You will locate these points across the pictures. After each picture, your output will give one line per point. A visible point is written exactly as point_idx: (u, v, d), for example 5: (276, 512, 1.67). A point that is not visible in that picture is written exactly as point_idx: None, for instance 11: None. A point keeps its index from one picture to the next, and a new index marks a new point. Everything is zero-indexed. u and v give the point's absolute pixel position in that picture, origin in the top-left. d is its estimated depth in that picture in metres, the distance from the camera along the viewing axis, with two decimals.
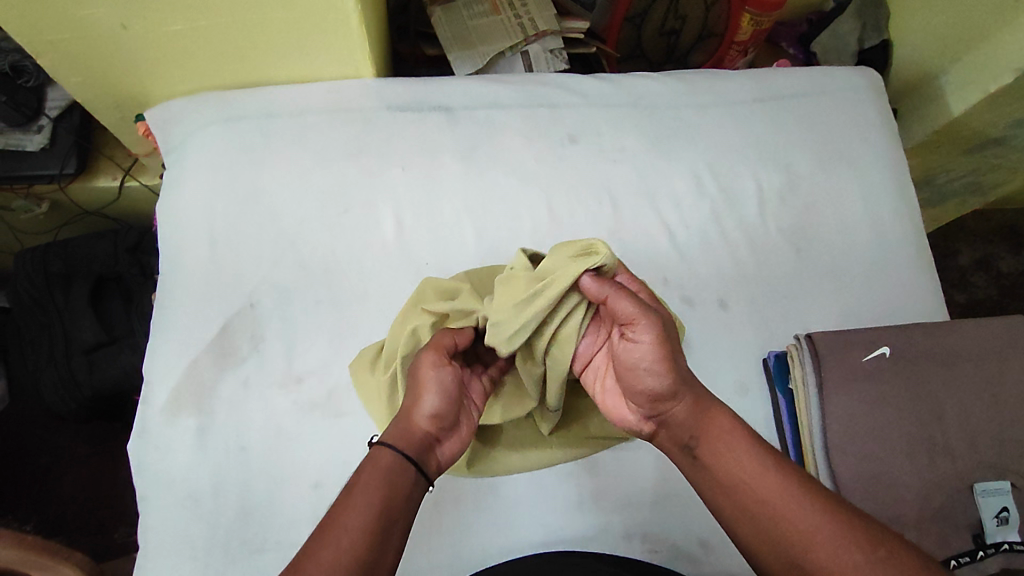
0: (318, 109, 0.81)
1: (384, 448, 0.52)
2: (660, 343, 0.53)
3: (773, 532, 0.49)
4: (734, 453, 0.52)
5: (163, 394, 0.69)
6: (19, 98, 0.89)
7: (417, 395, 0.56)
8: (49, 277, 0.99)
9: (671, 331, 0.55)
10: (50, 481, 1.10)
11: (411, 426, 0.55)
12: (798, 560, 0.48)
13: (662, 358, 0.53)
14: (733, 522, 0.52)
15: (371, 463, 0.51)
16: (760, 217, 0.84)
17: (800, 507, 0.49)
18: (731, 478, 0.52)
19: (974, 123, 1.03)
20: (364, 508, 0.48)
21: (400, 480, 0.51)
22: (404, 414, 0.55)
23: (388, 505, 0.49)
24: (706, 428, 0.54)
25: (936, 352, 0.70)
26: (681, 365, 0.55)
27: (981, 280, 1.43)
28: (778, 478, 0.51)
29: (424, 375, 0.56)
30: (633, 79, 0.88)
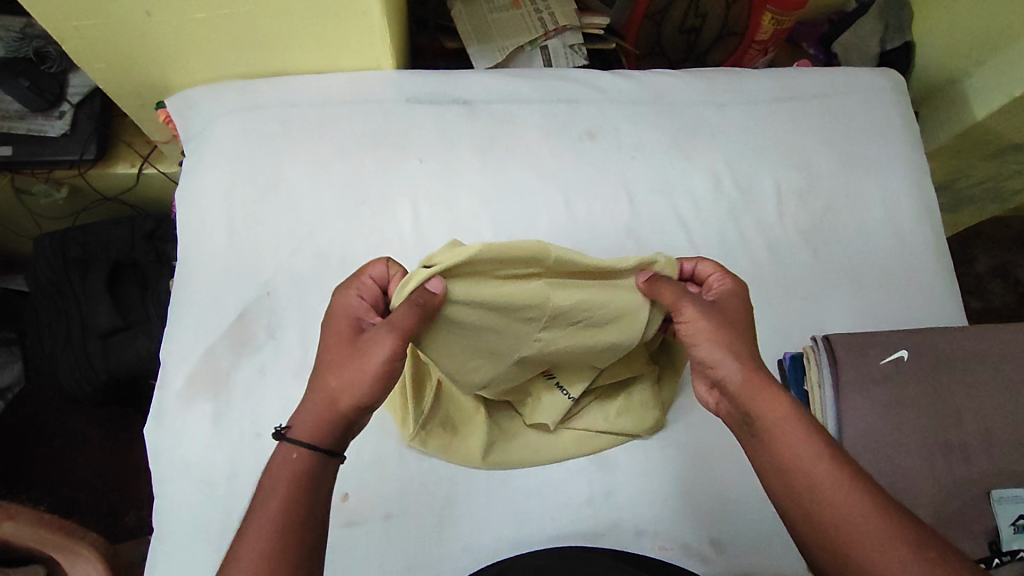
0: (339, 100, 0.81)
1: (296, 441, 0.51)
2: (705, 319, 0.57)
3: (826, 520, 0.48)
4: (786, 432, 0.51)
5: (180, 379, 0.69)
6: (41, 83, 0.92)
7: (353, 379, 0.53)
8: (67, 262, 1.00)
9: (736, 312, 0.59)
10: (64, 464, 1.11)
11: (338, 412, 0.53)
12: (850, 553, 0.47)
13: (709, 329, 0.57)
14: (785, 505, 0.51)
15: (275, 464, 0.51)
16: (778, 217, 0.83)
17: (858, 498, 0.48)
18: (785, 460, 0.51)
19: (997, 129, 1.02)
20: (266, 526, 0.47)
21: (314, 477, 0.51)
22: (330, 395, 0.54)
23: (295, 505, 0.49)
24: (760, 406, 0.53)
25: (956, 358, 0.70)
26: (739, 339, 0.57)
27: (998, 288, 1.41)
28: (838, 467, 0.49)
29: (369, 358, 0.53)
30: (653, 76, 0.88)
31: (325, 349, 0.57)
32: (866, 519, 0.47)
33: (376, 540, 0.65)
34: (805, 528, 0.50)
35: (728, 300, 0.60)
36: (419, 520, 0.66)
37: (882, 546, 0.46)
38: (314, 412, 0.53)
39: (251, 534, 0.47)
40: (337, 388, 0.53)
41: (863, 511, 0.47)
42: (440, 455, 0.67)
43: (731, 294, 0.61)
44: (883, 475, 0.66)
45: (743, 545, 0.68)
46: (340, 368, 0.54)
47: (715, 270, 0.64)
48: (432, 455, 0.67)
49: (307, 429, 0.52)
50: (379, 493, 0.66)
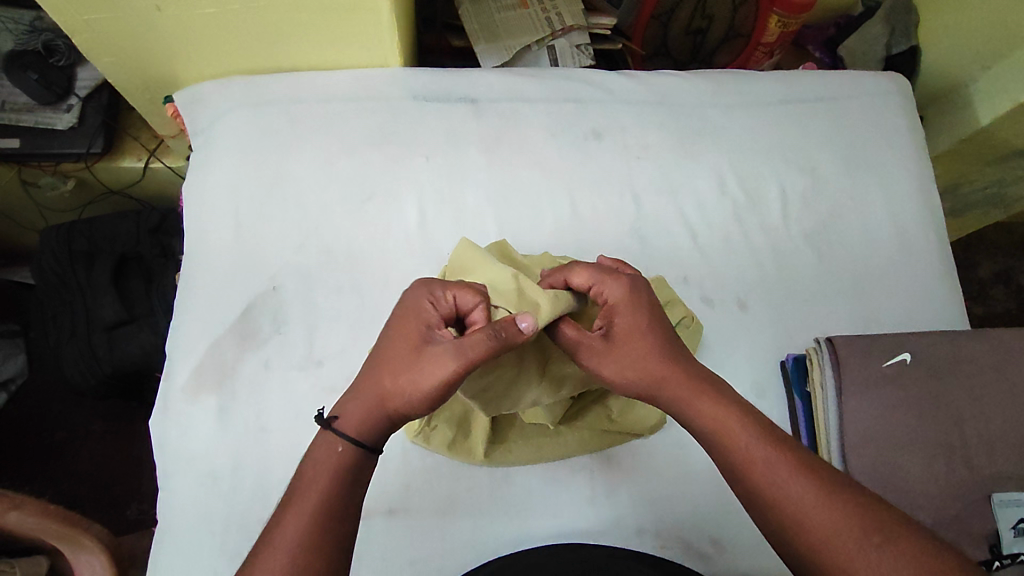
0: (346, 96, 0.82)
1: (342, 435, 0.52)
2: (602, 364, 0.56)
3: (778, 522, 0.49)
4: (727, 438, 0.52)
5: (186, 372, 0.70)
6: (50, 76, 0.92)
7: (404, 389, 0.52)
8: (73, 255, 1.00)
9: (633, 317, 0.56)
10: (66, 456, 1.12)
11: (387, 418, 0.53)
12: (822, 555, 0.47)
13: (619, 369, 0.56)
14: (759, 514, 0.51)
15: (318, 451, 0.52)
16: (783, 219, 0.83)
17: (803, 492, 0.49)
18: (731, 468, 0.52)
19: (1002, 135, 1.02)
20: (299, 518, 0.49)
21: (354, 475, 0.51)
22: (381, 397, 0.53)
23: (328, 506, 0.49)
24: (696, 415, 0.54)
25: (957, 361, 0.70)
26: (647, 354, 0.55)
27: (1001, 294, 1.42)
28: (780, 463, 0.50)
29: (424, 375, 0.51)
30: (659, 77, 0.88)
31: (385, 345, 0.54)
32: (812, 514, 0.48)
33: (379, 534, 0.65)
34: (764, 530, 0.51)
35: (619, 306, 0.56)
36: (422, 515, 0.66)
37: (831, 541, 0.47)
38: (362, 407, 0.53)
39: (284, 523, 0.49)
40: (389, 395, 0.52)
41: (808, 508, 0.48)
42: (443, 451, 0.67)
43: (620, 295, 0.57)
44: (884, 476, 0.66)
45: (744, 544, 0.68)
46: (395, 374, 0.52)
47: (589, 277, 0.58)
48: (435, 452, 0.68)
49: (352, 424, 0.52)
50: (382, 488, 0.67)
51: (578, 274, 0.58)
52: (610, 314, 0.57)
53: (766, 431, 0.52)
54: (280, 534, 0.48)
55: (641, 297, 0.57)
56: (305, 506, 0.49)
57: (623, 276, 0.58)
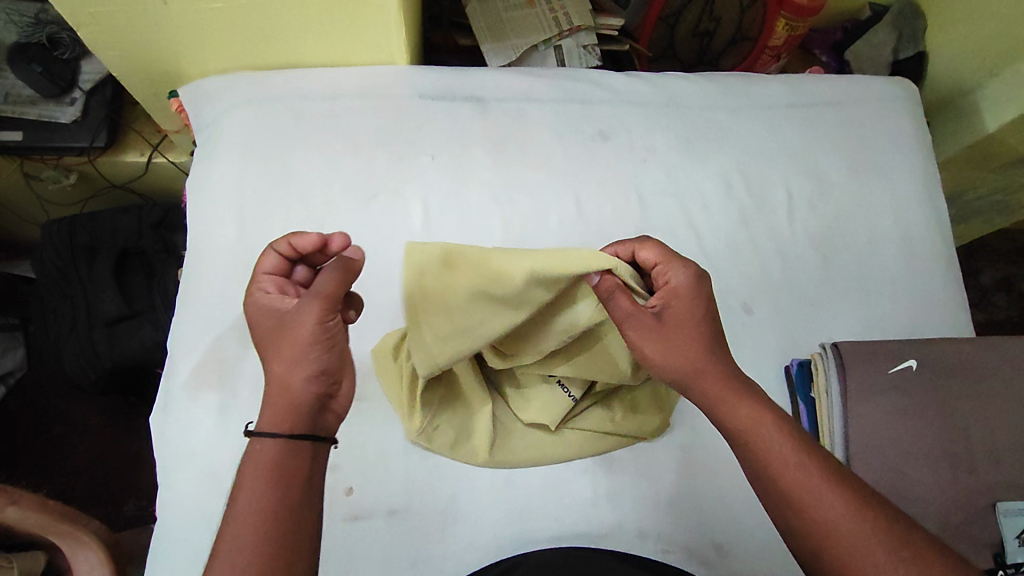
0: (352, 94, 0.81)
1: (262, 435, 0.50)
2: (648, 337, 0.54)
3: (802, 525, 0.49)
4: (755, 441, 0.51)
5: (187, 368, 0.69)
6: (54, 70, 0.92)
7: (292, 358, 0.52)
8: (74, 248, 0.99)
9: (689, 303, 0.56)
10: (64, 451, 1.11)
11: (290, 397, 0.51)
12: (843, 561, 0.47)
13: (662, 351, 0.55)
14: (782, 517, 0.50)
15: (249, 457, 0.50)
16: (789, 223, 0.83)
17: (832, 498, 0.48)
18: (756, 468, 0.51)
19: (1009, 142, 1.01)
20: (242, 520, 0.47)
21: (291, 466, 0.50)
22: (279, 382, 0.52)
23: (269, 501, 0.48)
24: (727, 415, 0.53)
25: (967, 370, 0.69)
26: (693, 345, 0.55)
27: (1002, 301, 1.41)
28: (808, 468, 0.49)
29: (300, 332, 0.52)
30: (667, 79, 0.88)
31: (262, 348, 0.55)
32: (840, 522, 0.47)
33: (379, 535, 0.64)
34: (784, 533, 0.51)
35: (679, 291, 0.56)
36: (424, 516, 0.65)
37: (859, 551, 0.46)
38: (271, 403, 0.51)
39: (230, 541, 0.47)
40: (280, 374, 0.51)
41: (834, 515, 0.47)
42: (446, 451, 0.67)
43: (685, 280, 0.56)
44: (891, 484, 0.66)
45: (746, 549, 0.68)
46: (273, 359, 0.52)
47: (656, 256, 0.57)
48: (438, 453, 0.67)
49: (270, 423, 0.51)
50: (384, 488, 0.66)
51: (645, 247, 0.58)
52: (667, 296, 0.56)
53: (794, 434, 0.51)
54: (230, 549, 0.46)
55: (702, 287, 0.56)
56: (243, 515, 0.47)
57: (690, 265, 0.56)
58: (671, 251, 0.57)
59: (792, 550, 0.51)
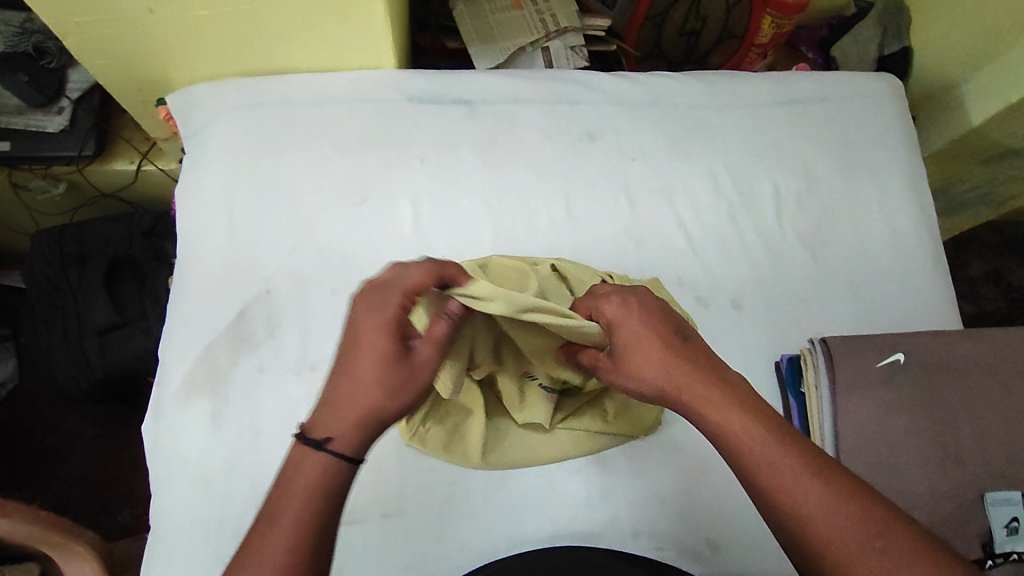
0: (339, 99, 0.81)
1: (338, 452, 0.49)
2: (613, 380, 0.59)
3: (783, 519, 0.49)
4: (734, 438, 0.52)
5: (179, 376, 0.70)
6: (40, 79, 0.91)
7: (401, 393, 0.52)
8: (65, 258, 0.99)
9: (632, 329, 0.57)
10: (57, 461, 1.11)
11: (377, 426, 0.52)
12: (823, 554, 0.47)
13: (628, 386, 0.59)
14: (768, 513, 0.50)
15: (298, 470, 0.49)
16: (776, 219, 0.84)
17: (808, 491, 0.48)
18: (738, 465, 0.52)
19: (993, 135, 1.02)
20: (287, 526, 0.46)
21: (338, 484, 0.49)
22: (368, 405, 0.51)
23: (317, 511, 0.47)
24: (704, 415, 0.54)
25: (952, 362, 0.70)
26: (653, 363, 0.56)
27: (991, 293, 1.42)
28: (785, 463, 0.50)
29: (417, 374, 0.53)
30: (653, 78, 0.88)
31: (354, 348, 0.53)
32: (817, 515, 0.47)
33: (374, 538, 0.65)
34: (771, 528, 0.51)
35: (614, 324, 0.58)
36: (418, 519, 0.66)
37: (835, 543, 0.46)
38: (352, 419, 0.51)
39: (251, 558, 0.45)
40: (381, 401, 0.51)
41: (812, 508, 0.48)
42: (438, 453, 0.67)
43: (617, 311, 0.58)
44: (878, 476, 0.67)
45: (739, 545, 0.68)
46: (388, 380, 0.52)
47: (584, 298, 0.60)
48: (430, 455, 0.68)
49: (346, 442, 0.50)
50: (378, 492, 0.66)
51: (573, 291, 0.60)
52: (609, 330, 0.58)
53: (773, 428, 0.52)
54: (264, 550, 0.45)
55: (633, 309, 0.57)
56: (279, 532, 0.46)
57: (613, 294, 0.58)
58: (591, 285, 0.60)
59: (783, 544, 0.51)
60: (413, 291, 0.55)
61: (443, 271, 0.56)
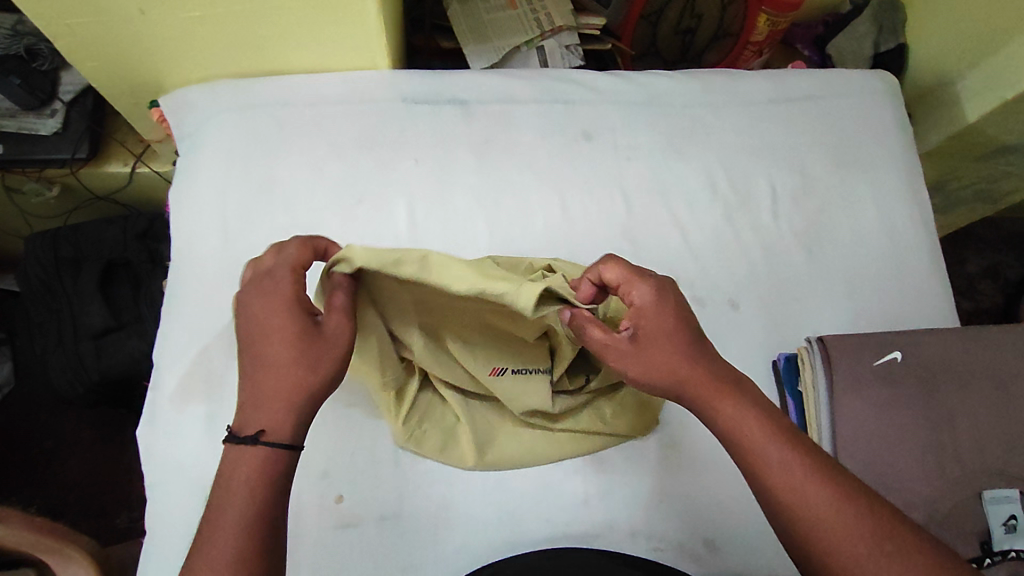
0: (334, 100, 0.81)
1: (277, 444, 0.50)
2: (632, 362, 0.55)
3: (789, 520, 0.49)
4: (744, 437, 0.52)
5: (174, 380, 0.69)
6: (33, 81, 0.91)
7: (323, 366, 0.53)
8: (59, 261, 0.99)
9: (662, 319, 0.55)
10: (54, 466, 1.10)
11: (310, 403, 0.52)
12: (829, 556, 0.47)
13: (646, 370, 0.55)
14: (773, 514, 0.50)
15: (236, 468, 0.49)
16: (773, 217, 0.83)
17: (818, 492, 0.49)
18: (747, 463, 0.52)
19: (990, 131, 1.02)
20: (232, 527, 0.47)
21: (279, 475, 0.50)
22: (292, 386, 0.51)
23: (260, 506, 0.48)
24: (716, 414, 0.53)
25: (952, 360, 0.70)
26: (675, 354, 0.55)
27: (989, 289, 1.42)
28: (795, 464, 0.50)
29: (334, 345, 0.54)
30: (649, 76, 0.88)
31: (260, 338, 0.53)
32: (825, 516, 0.48)
33: (371, 541, 0.65)
34: (773, 527, 0.51)
35: (646, 309, 0.56)
36: (415, 522, 0.65)
37: (843, 544, 0.47)
38: (281, 404, 0.51)
39: (206, 562, 0.46)
40: (304, 378, 0.52)
41: (820, 510, 0.48)
42: (435, 455, 0.67)
43: (649, 298, 0.56)
44: (879, 476, 0.66)
45: (737, 545, 0.68)
46: (303, 355, 0.52)
47: (619, 276, 0.57)
48: (427, 457, 0.67)
49: (283, 428, 0.51)
50: (374, 495, 0.66)
51: (607, 267, 0.57)
52: (636, 315, 0.56)
53: (783, 429, 0.52)
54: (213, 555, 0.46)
55: (667, 298, 0.56)
56: (227, 533, 0.47)
57: (649, 279, 0.56)
58: (628, 267, 0.57)
59: (784, 544, 0.51)
60: (299, 269, 0.56)
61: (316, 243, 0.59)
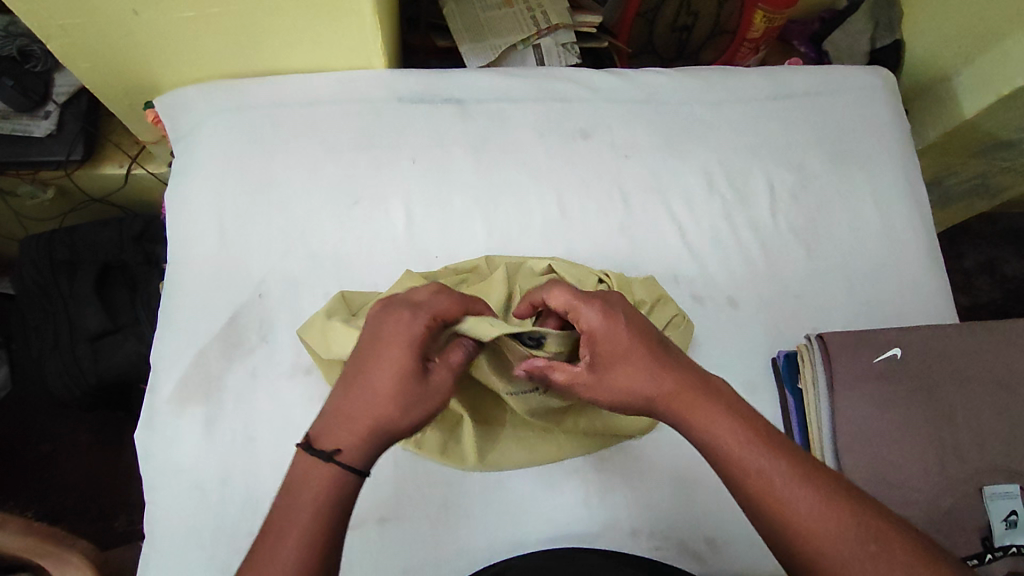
0: (330, 99, 0.81)
1: (350, 468, 0.49)
2: (599, 396, 0.56)
3: (775, 526, 0.49)
4: (722, 444, 0.51)
5: (172, 383, 0.69)
6: (26, 82, 0.91)
7: (416, 411, 0.51)
8: (55, 264, 0.98)
9: (616, 338, 0.56)
10: (51, 470, 1.10)
11: (385, 441, 0.51)
12: (815, 558, 0.47)
13: (614, 400, 0.56)
14: (756, 519, 0.50)
15: (307, 479, 0.48)
16: (771, 215, 0.83)
17: (800, 498, 0.48)
18: (729, 473, 0.51)
19: (986, 127, 1.02)
20: (297, 538, 0.46)
21: (347, 497, 0.49)
22: (382, 420, 0.50)
23: (327, 520, 0.47)
24: (691, 422, 0.53)
25: (951, 357, 0.70)
26: (638, 373, 0.55)
27: (986, 284, 1.43)
28: (776, 469, 0.50)
29: (433, 393, 0.53)
30: (645, 74, 0.88)
31: (369, 357, 0.52)
32: (809, 520, 0.47)
33: (372, 543, 0.64)
34: (761, 534, 0.50)
35: (597, 334, 0.56)
36: (416, 523, 0.65)
37: (831, 547, 0.47)
38: (362, 431, 0.50)
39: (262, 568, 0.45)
40: (395, 414, 0.50)
41: (804, 512, 0.48)
42: (436, 456, 0.66)
43: (597, 322, 0.56)
44: (878, 474, 0.66)
45: (738, 544, 0.68)
46: (404, 398, 0.51)
47: (563, 304, 0.58)
48: (427, 458, 0.66)
49: (357, 455, 0.49)
50: (375, 497, 0.66)
51: (553, 297, 0.58)
52: (590, 340, 0.57)
53: (763, 433, 0.51)
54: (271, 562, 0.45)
55: (614, 317, 0.56)
56: (290, 543, 0.46)
57: (592, 303, 0.57)
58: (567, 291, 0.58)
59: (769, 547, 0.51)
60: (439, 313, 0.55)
61: (470, 305, 0.58)
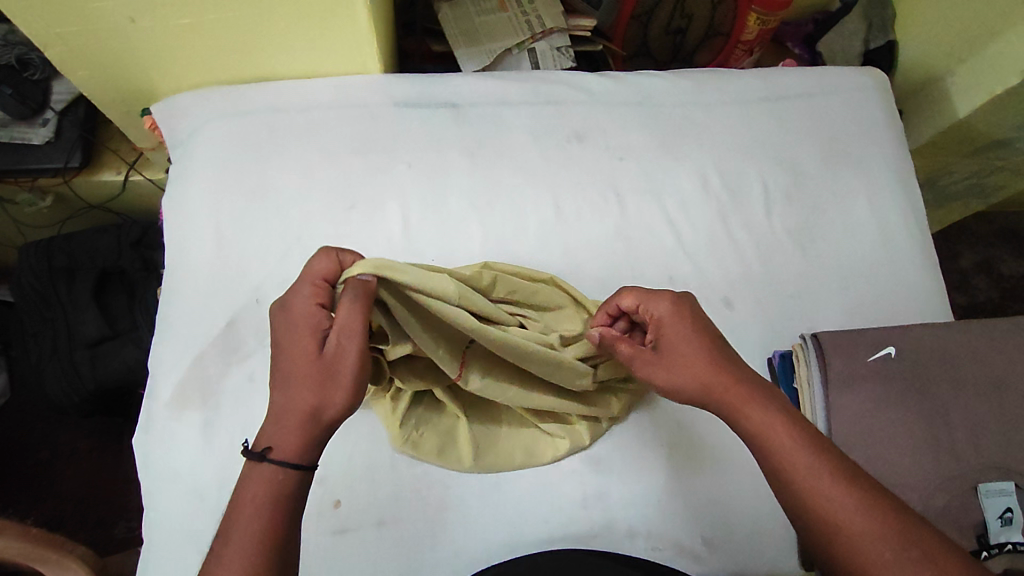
0: (327, 105, 0.81)
1: (279, 462, 0.49)
2: (654, 370, 0.59)
3: (814, 525, 0.49)
4: (766, 441, 0.52)
5: (169, 388, 0.69)
6: (24, 90, 0.90)
7: (325, 390, 0.51)
8: (53, 270, 0.98)
9: (679, 329, 0.59)
10: (51, 476, 1.10)
11: (314, 425, 0.50)
12: (849, 557, 0.47)
13: (666, 378, 0.58)
14: (797, 516, 0.50)
15: (249, 481, 0.48)
16: (766, 214, 0.84)
17: (840, 499, 0.48)
18: (769, 467, 0.52)
19: (978, 126, 1.03)
20: (247, 534, 0.46)
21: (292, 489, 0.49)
22: (293, 407, 0.50)
23: (275, 513, 0.47)
24: (744, 419, 0.54)
25: (946, 355, 0.70)
26: (696, 361, 0.57)
27: (983, 283, 1.43)
28: (820, 469, 0.50)
29: (338, 366, 0.51)
30: (639, 76, 0.88)
31: (275, 356, 0.53)
32: (850, 522, 0.47)
33: (369, 545, 0.65)
34: (801, 533, 0.51)
35: (665, 322, 0.59)
36: (413, 525, 0.65)
37: (869, 550, 0.46)
38: (282, 427, 0.50)
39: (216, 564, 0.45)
40: (306, 399, 0.50)
41: (846, 514, 0.48)
42: (433, 458, 0.67)
43: (666, 309, 0.60)
44: (876, 471, 0.67)
45: (735, 543, 0.68)
46: (306, 379, 0.51)
47: (636, 298, 0.62)
48: (425, 461, 0.67)
49: (286, 447, 0.49)
50: (371, 499, 0.66)
51: (625, 297, 0.63)
52: (655, 328, 0.60)
53: (808, 435, 0.52)
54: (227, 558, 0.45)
55: (686, 310, 0.59)
56: (237, 540, 0.46)
57: (668, 296, 0.60)
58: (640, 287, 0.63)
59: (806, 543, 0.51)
60: (319, 283, 0.55)
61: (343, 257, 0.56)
